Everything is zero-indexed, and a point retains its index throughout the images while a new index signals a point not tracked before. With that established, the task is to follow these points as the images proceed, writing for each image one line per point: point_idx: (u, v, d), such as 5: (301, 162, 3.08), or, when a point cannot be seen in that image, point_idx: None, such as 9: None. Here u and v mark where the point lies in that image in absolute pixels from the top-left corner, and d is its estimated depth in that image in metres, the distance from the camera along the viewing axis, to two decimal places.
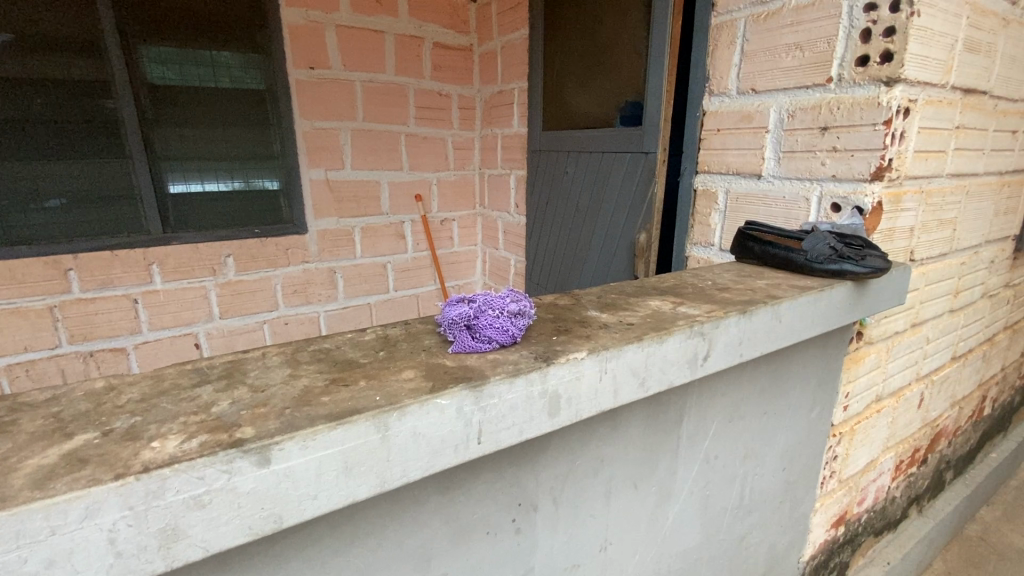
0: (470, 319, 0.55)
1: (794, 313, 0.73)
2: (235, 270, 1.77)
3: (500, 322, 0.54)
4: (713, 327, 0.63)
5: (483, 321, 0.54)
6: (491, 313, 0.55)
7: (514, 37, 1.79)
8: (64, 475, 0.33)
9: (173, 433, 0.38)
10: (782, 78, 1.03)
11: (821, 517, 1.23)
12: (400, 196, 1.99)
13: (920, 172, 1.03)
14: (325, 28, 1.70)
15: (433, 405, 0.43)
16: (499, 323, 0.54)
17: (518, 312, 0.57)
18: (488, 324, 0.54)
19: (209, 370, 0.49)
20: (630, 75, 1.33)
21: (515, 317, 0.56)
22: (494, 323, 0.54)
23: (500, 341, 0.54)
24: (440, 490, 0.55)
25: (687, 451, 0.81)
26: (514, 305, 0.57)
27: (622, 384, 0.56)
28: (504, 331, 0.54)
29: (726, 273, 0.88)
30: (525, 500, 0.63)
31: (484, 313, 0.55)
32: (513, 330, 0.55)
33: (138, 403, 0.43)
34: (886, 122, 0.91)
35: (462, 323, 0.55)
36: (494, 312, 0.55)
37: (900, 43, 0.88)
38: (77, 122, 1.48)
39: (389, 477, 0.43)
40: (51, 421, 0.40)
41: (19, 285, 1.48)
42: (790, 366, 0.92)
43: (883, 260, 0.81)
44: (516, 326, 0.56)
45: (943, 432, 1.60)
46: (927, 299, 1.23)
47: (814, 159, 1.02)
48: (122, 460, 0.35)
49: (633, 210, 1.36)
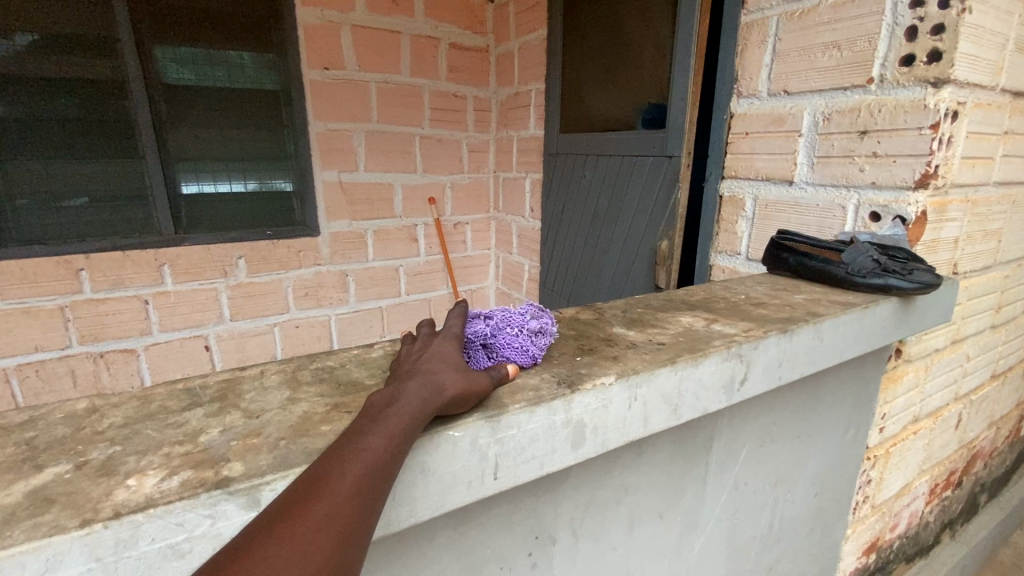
0: (487, 337, 0.50)
1: (837, 331, 0.67)
2: (246, 272, 1.74)
3: (522, 343, 0.50)
4: (751, 348, 0.57)
5: (503, 342, 0.49)
6: (511, 329, 0.50)
7: (532, 38, 1.74)
8: (25, 520, 0.29)
9: (153, 469, 0.34)
10: (817, 78, 0.98)
11: (853, 544, 1.16)
12: (413, 199, 1.95)
13: (966, 180, 0.97)
14: (341, 29, 1.67)
15: (445, 438, 0.39)
16: (519, 345, 0.49)
17: (540, 329, 0.52)
18: (507, 343, 0.49)
19: (201, 391, 0.45)
20: (654, 76, 1.28)
21: (537, 335, 0.51)
22: (512, 342, 0.49)
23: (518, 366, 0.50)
24: (451, 525, 0.50)
25: (716, 476, 0.75)
26: (535, 321, 0.52)
27: (652, 411, 0.51)
28: (523, 352, 0.49)
29: (758, 286, 0.82)
30: (543, 532, 0.58)
31: (504, 329, 0.50)
32: (534, 356, 0.50)
33: (120, 428, 0.39)
34: (933, 126, 0.84)
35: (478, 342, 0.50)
36: (514, 332, 0.50)
37: (950, 42, 0.82)
38: (93, 123, 1.47)
39: (395, 519, 0.38)
40: (22, 449, 0.36)
41: (30, 285, 1.47)
42: (825, 386, 0.86)
43: (933, 275, 0.75)
44: (537, 345, 0.51)
45: (979, 453, 1.51)
46: (969, 314, 1.15)
47: (851, 164, 0.96)
48: (92, 501, 0.31)
49: (655, 215, 1.31)
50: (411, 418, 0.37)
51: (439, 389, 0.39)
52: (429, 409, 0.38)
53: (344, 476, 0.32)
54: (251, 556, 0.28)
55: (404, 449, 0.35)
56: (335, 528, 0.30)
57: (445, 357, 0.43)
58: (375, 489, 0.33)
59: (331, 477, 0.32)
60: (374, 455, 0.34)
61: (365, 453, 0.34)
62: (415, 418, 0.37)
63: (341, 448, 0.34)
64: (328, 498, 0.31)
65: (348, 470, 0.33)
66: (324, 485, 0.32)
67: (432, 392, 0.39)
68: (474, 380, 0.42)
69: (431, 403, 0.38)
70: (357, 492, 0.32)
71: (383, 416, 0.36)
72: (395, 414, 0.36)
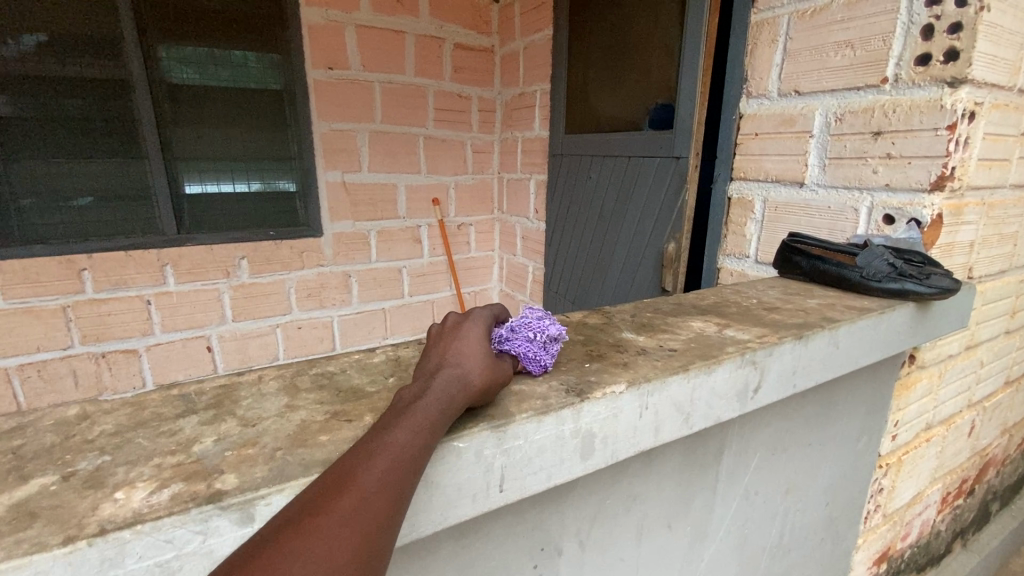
0: (500, 342, 0.47)
1: (852, 337, 0.65)
2: (248, 273, 1.73)
3: (536, 355, 0.47)
4: (766, 355, 0.55)
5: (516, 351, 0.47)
6: (526, 335, 0.47)
7: (538, 38, 1.73)
8: (5, 536, 0.28)
9: (142, 481, 0.32)
10: (829, 78, 0.96)
11: (864, 554, 1.13)
12: (416, 200, 1.93)
13: (983, 183, 0.94)
14: (345, 28, 1.66)
15: (449, 449, 0.37)
16: (533, 357, 0.47)
17: (554, 338, 0.49)
18: (516, 348, 0.47)
19: (197, 397, 0.43)
20: (662, 76, 1.26)
21: (550, 344, 0.49)
22: (522, 349, 0.47)
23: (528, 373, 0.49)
24: (455, 536, 0.49)
25: (726, 486, 0.73)
26: (552, 327, 0.49)
27: (663, 420, 0.49)
28: (536, 363, 0.48)
29: (770, 289, 0.80)
30: (549, 544, 0.56)
31: (518, 335, 0.47)
32: (547, 366, 0.49)
33: (110, 437, 0.37)
34: (949, 127, 0.82)
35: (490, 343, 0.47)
36: (529, 340, 0.47)
37: (967, 40, 0.80)
38: (98, 123, 1.47)
39: (396, 534, 0.37)
40: (8, 458, 0.35)
41: (32, 284, 1.46)
42: (838, 393, 0.84)
43: (951, 280, 0.73)
44: (548, 354, 0.48)
45: (992, 461, 1.49)
46: (983, 320, 1.13)
47: (864, 166, 0.93)
48: (76, 516, 0.29)
49: (662, 217, 1.29)
50: (438, 414, 0.36)
51: (462, 384, 0.39)
52: (453, 405, 0.38)
53: (374, 471, 0.31)
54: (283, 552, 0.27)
55: (431, 445, 0.35)
56: (365, 524, 0.30)
57: (470, 345, 0.43)
58: (405, 484, 0.32)
59: (361, 470, 0.31)
60: (403, 449, 0.33)
61: (394, 447, 0.33)
62: (441, 413, 0.36)
63: (369, 442, 0.33)
64: (359, 493, 0.30)
65: (378, 464, 0.32)
66: (355, 478, 0.31)
67: (456, 387, 0.39)
68: (497, 372, 0.42)
69: (455, 398, 0.38)
70: (388, 486, 0.31)
71: (410, 410, 0.35)
72: (421, 409, 0.36)
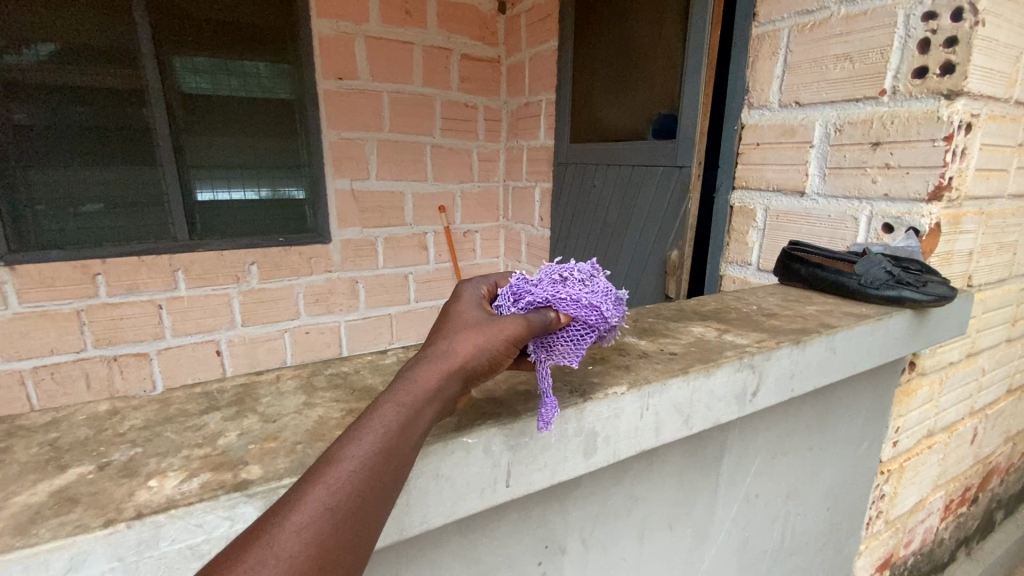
0: (521, 294, 0.45)
1: (849, 343, 0.67)
2: (258, 278, 1.76)
3: (569, 293, 0.44)
4: (763, 359, 0.57)
5: (543, 294, 0.44)
6: (551, 280, 0.45)
7: (543, 49, 1.76)
8: (50, 519, 0.30)
9: (173, 471, 0.34)
10: (829, 90, 0.98)
11: (866, 560, 1.14)
12: (423, 207, 1.96)
13: (981, 193, 0.96)
14: (355, 40, 1.70)
15: (459, 444, 0.39)
16: (565, 296, 0.44)
17: (585, 276, 0.46)
18: (548, 293, 0.44)
19: (219, 395, 0.45)
20: (665, 87, 1.28)
21: (582, 282, 0.45)
22: (555, 290, 0.44)
23: (577, 324, 0.44)
24: (462, 532, 0.51)
25: (727, 488, 0.75)
26: (578, 270, 0.46)
27: (664, 421, 0.51)
28: (574, 303, 0.44)
29: (770, 296, 0.82)
30: (553, 542, 0.58)
31: (541, 281, 0.45)
32: (592, 307, 0.44)
33: (141, 430, 0.39)
34: (946, 138, 0.84)
35: (511, 301, 0.45)
36: (553, 282, 0.45)
37: (963, 54, 0.82)
38: (111, 131, 1.51)
39: (409, 524, 0.39)
40: (46, 449, 0.37)
41: (47, 288, 1.50)
42: (838, 398, 0.85)
43: (947, 288, 0.74)
44: (586, 291, 0.44)
45: (996, 469, 1.49)
46: (984, 327, 1.14)
47: (864, 176, 0.95)
48: (114, 502, 0.31)
49: (665, 225, 1.31)
50: (396, 425, 0.33)
51: (431, 386, 0.36)
52: (417, 415, 0.34)
53: (310, 504, 0.29)
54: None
55: (392, 453, 0.32)
56: (330, 527, 0.29)
57: (456, 329, 0.41)
58: (350, 514, 0.30)
59: (298, 503, 0.29)
60: (348, 474, 0.30)
61: (347, 461, 0.31)
62: (399, 428, 0.33)
63: (311, 468, 0.31)
64: (292, 527, 0.28)
65: (316, 494, 0.29)
66: (288, 513, 0.28)
67: (422, 392, 0.36)
68: (484, 352, 0.39)
69: (420, 408, 0.35)
70: (326, 520, 0.29)
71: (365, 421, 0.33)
72: (375, 423, 0.33)
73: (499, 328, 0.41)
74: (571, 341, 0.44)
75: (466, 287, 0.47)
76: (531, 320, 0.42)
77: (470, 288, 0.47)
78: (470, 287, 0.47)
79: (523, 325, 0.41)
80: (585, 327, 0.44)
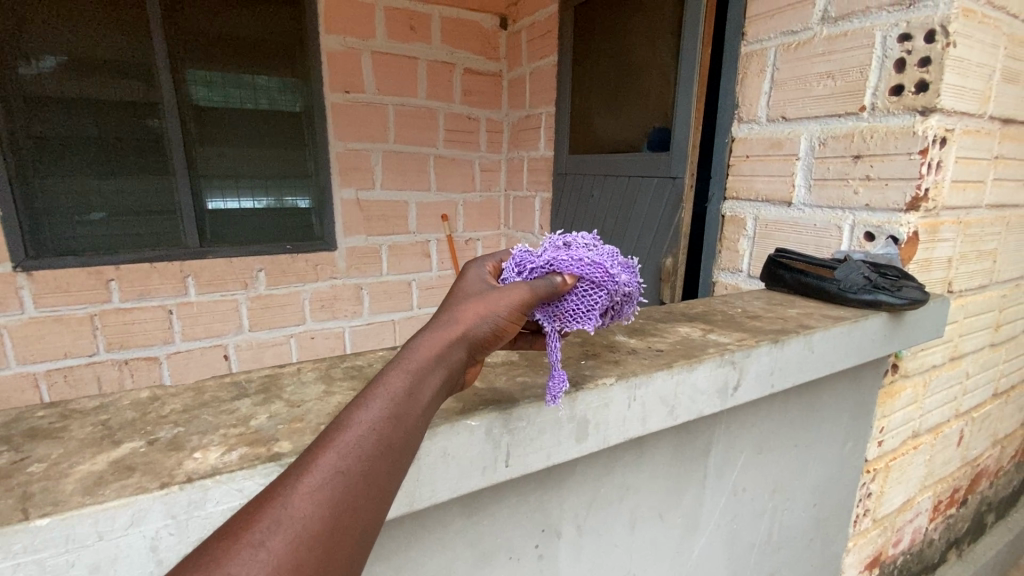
0: (524, 264, 0.51)
1: (827, 343, 0.72)
2: (265, 284, 1.81)
3: (569, 255, 0.49)
4: (743, 356, 0.62)
5: (543, 261, 0.50)
6: (552, 249, 0.51)
7: (543, 64, 1.82)
8: (113, 482, 0.35)
9: (214, 445, 0.39)
10: (813, 106, 1.03)
11: (855, 558, 1.17)
12: (426, 216, 2.02)
13: (958, 203, 1.01)
14: (361, 55, 1.77)
15: (463, 426, 0.44)
16: (562, 258, 0.49)
17: (584, 245, 0.52)
18: (552, 258, 0.50)
19: (247, 384, 0.50)
20: (659, 101, 1.34)
21: (582, 247, 0.51)
22: (558, 255, 0.50)
23: (584, 282, 0.48)
24: (465, 512, 0.55)
25: (713, 481, 0.79)
26: (577, 240, 0.52)
27: (650, 411, 0.56)
28: (577, 262, 0.49)
29: (755, 300, 0.87)
30: (550, 525, 0.63)
31: (543, 252, 0.51)
32: (591, 264, 0.49)
33: (181, 413, 0.45)
34: (921, 152, 0.89)
35: (517, 272, 0.51)
36: (551, 250, 0.50)
37: (936, 73, 0.87)
38: (125, 142, 1.56)
39: (418, 497, 0.44)
40: (99, 428, 0.42)
41: (63, 294, 1.55)
42: (820, 398, 0.90)
43: (921, 292, 0.79)
44: (587, 253, 0.50)
45: (984, 471, 1.53)
46: (967, 332, 1.18)
47: (846, 187, 1.01)
48: (166, 469, 0.36)
49: (659, 233, 1.36)
50: (398, 397, 0.36)
51: (430, 362, 0.39)
52: (419, 384, 0.38)
53: (321, 469, 0.31)
54: (222, 559, 0.27)
55: (397, 418, 0.35)
56: (343, 485, 0.32)
57: (454, 307, 0.44)
58: (359, 477, 0.32)
59: (309, 469, 0.31)
60: (354, 443, 0.33)
61: (354, 428, 0.34)
62: (400, 400, 0.36)
63: (320, 438, 0.33)
64: (305, 490, 0.30)
65: (325, 460, 0.32)
66: (299, 478, 0.31)
67: (421, 368, 0.39)
68: (481, 324, 0.43)
69: (420, 381, 0.38)
70: (336, 481, 0.31)
71: (368, 394, 0.36)
72: (378, 396, 0.36)
73: (494, 302, 0.44)
74: (581, 300, 0.48)
75: (468, 269, 0.51)
76: (531, 286, 0.45)
77: (472, 270, 0.51)
78: (473, 269, 0.51)
79: (517, 299, 0.45)
80: (591, 284, 0.49)
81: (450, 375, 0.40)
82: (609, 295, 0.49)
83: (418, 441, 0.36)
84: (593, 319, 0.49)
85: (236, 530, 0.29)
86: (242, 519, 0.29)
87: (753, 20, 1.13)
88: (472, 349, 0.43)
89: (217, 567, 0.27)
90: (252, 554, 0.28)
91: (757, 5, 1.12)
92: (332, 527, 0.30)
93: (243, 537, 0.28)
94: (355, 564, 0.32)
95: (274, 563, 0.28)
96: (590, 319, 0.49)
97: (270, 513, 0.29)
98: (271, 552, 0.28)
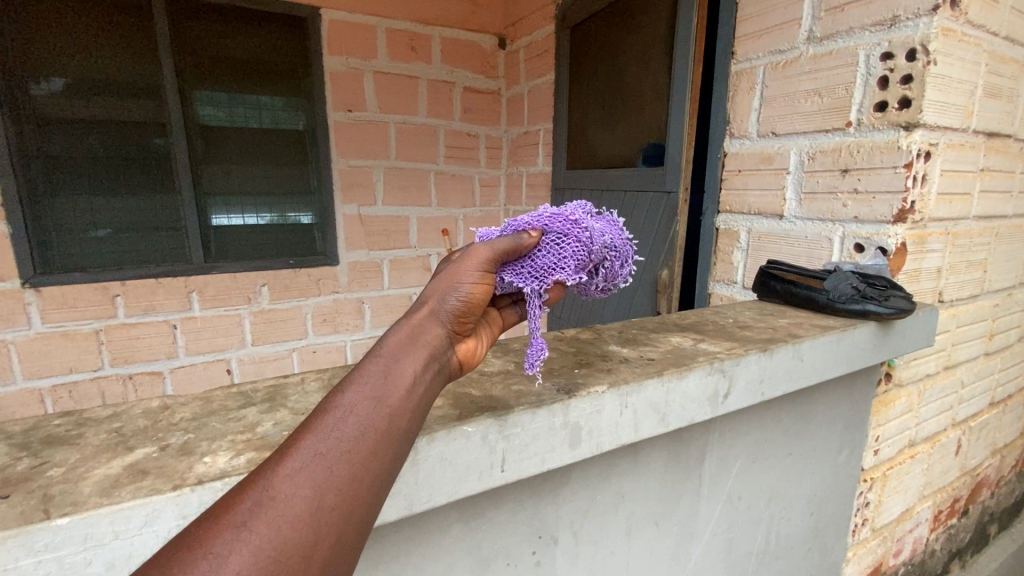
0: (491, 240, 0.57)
1: (816, 351, 0.74)
2: (268, 299, 1.84)
3: (525, 218, 0.56)
4: (732, 364, 0.64)
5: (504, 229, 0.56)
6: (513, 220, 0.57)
7: (540, 82, 1.88)
8: (128, 484, 0.37)
9: (222, 450, 0.42)
10: (801, 121, 1.06)
11: (855, 568, 1.18)
12: (426, 231, 2.05)
13: (945, 215, 1.03)
14: (363, 75, 1.82)
15: (460, 432, 0.47)
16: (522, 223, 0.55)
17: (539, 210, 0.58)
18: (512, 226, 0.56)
19: (253, 394, 0.53)
20: (653, 118, 1.38)
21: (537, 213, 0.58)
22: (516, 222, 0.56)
23: (551, 235, 0.54)
24: (463, 518, 0.57)
25: (708, 489, 0.80)
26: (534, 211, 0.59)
27: (642, 418, 0.58)
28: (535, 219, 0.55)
29: (747, 311, 0.89)
30: (546, 532, 0.64)
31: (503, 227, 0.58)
32: (552, 218, 0.55)
33: (190, 421, 0.47)
34: (906, 165, 0.92)
35: None
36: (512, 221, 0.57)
37: (918, 90, 0.89)
38: (132, 161, 1.60)
39: (417, 500, 0.46)
40: (114, 435, 0.45)
41: (69, 309, 1.58)
42: (813, 406, 0.91)
43: (908, 301, 0.81)
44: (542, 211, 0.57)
45: (985, 481, 1.52)
46: (960, 340, 1.20)
47: (835, 200, 1.03)
48: (178, 472, 0.38)
49: (656, 246, 1.39)
50: (372, 382, 0.38)
51: (401, 346, 0.41)
52: (394, 364, 0.40)
53: (300, 454, 0.33)
54: (205, 540, 0.29)
55: (374, 399, 0.37)
56: (324, 466, 0.34)
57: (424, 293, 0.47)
58: (336, 457, 0.34)
59: (289, 454, 0.34)
60: (331, 428, 0.35)
61: (332, 414, 0.36)
62: (373, 385, 0.38)
63: (299, 426, 0.35)
64: (285, 474, 0.33)
65: (303, 446, 0.34)
66: (279, 464, 0.33)
67: (393, 350, 0.41)
68: (445, 301, 0.45)
69: (392, 364, 0.40)
70: (317, 463, 0.34)
71: (346, 379, 0.38)
72: (350, 383, 0.38)
73: (454, 273, 0.46)
74: (554, 249, 0.53)
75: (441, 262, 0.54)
76: (489, 246, 0.49)
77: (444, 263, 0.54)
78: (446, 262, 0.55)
79: (480, 265, 0.47)
80: (558, 236, 0.54)
81: (427, 354, 0.42)
82: (579, 242, 0.53)
83: (397, 422, 0.38)
84: (570, 264, 0.52)
85: (220, 512, 0.31)
86: (224, 502, 0.31)
87: (741, 39, 1.16)
88: (445, 328, 0.45)
89: (200, 547, 0.29)
90: (234, 533, 0.30)
91: (745, 25, 1.16)
92: (314, 504, 0.32)
93: (227, 517, 0.30)
94: (344, 541, 0.34)
95: (255, 541, 0.30)
96: (567, 265, 0.52)
97: (252, 497, 0.31)
98: (252, 531, 0.30)
